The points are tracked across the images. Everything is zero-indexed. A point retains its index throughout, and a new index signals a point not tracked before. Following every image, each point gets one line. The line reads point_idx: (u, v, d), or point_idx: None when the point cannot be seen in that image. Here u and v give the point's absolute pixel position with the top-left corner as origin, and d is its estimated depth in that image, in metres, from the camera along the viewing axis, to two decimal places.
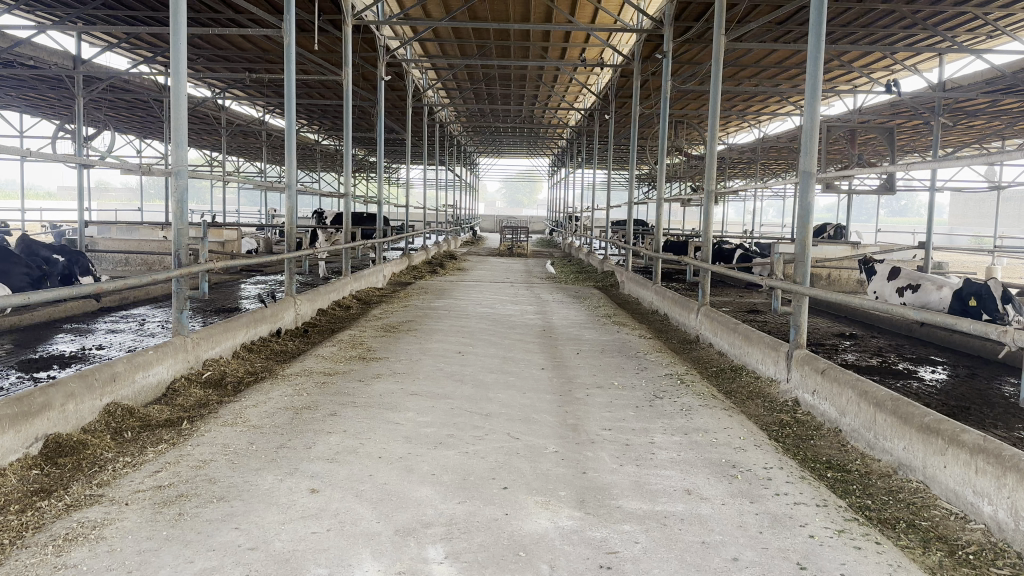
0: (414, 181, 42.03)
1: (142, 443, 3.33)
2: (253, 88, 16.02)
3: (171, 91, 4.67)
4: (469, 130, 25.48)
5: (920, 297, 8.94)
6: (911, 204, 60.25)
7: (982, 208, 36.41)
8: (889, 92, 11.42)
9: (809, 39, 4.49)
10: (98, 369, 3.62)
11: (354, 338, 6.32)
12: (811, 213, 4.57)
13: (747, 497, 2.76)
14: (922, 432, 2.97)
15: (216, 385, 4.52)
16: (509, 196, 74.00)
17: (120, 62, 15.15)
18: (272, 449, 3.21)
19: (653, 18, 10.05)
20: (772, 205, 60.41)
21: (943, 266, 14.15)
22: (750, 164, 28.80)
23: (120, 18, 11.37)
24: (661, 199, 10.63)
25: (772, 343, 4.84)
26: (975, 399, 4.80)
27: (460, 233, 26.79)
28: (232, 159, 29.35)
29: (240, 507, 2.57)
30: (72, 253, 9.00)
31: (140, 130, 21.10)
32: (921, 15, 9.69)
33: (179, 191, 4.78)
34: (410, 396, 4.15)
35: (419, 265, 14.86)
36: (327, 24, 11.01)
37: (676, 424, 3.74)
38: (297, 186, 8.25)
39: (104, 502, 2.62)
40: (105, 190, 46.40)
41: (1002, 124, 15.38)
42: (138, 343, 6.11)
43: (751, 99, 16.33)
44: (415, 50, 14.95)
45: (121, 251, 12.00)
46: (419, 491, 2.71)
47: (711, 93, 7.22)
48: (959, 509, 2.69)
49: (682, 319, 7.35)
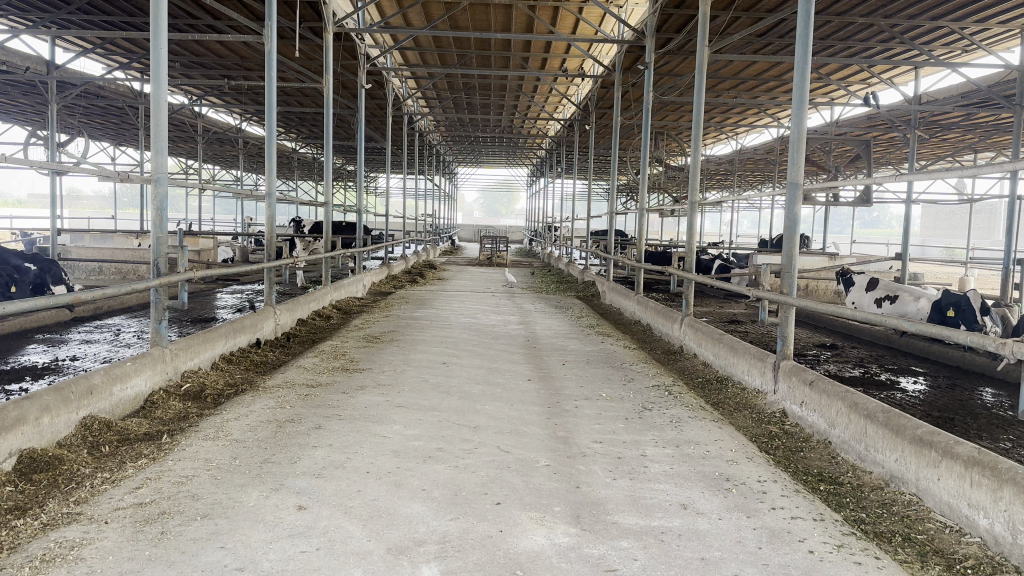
0: (393, 191, 41.92)
1: (121, 458, 3.21)
2: (232, 95, 15.83)
3: (151, 98, 4.57)
4: (449, 139, 25.49)
5: (898, 308, 9.08)
6: (883, 216, 61.59)
7: (952, 220, 37.36)
8: (866, 105, 11.66)
9: (796, 51, 4.54)
10: (74, 382, 3.49)
11: (336, 349, 6.22)
12: (798, 224, 4.60)
13: (743, 511, 2.73)
14: (915, 444, 2.98)
15: (195, 398, 4.39)
16: (489, 206, 74.18)
17: (94, 67, 14.88)
18: (256, 464, 3.11)
19: (636, 29, 10.13)
20: (749, 216, 61.37)
21: (917, 276, 14.45)
22: (727, 175, 29.23)
23: (95, 22, 11.17)
24: (643, 209, 10.67)
25: (758, 354, 4.85)
26: (958, 410, 4.86)
27: (439, 242, 26.71)
28: (208, 167, 29.01)
29: (225, 525, 2.48)
30: (45, 261, 8.76)
31: (114, 136, 20.74)
32: (897, 29, 9.88)
33: (157, 198, 4.66)
34: (396, 409, 4.07)
35: (399, 275, 14.74)
36: (308, 31, 10.93)
37: (667, 436, 3.71)
38: (277, 194, 8.12)
39: (82, 520, 2.51)
40: (76, 198, 45.57)
41: (975, 138, 15.76)
42: (113, 354, 5.94)
43: (730, 111, 16.57)
44: (396, 59, 14.89)
45: (94, 260, 11.72)
46: (409, 508, 2.64)
47: (695, 103, 7.25)
48: (953, 522, 2.70)
49: (665, 329, 7.36)
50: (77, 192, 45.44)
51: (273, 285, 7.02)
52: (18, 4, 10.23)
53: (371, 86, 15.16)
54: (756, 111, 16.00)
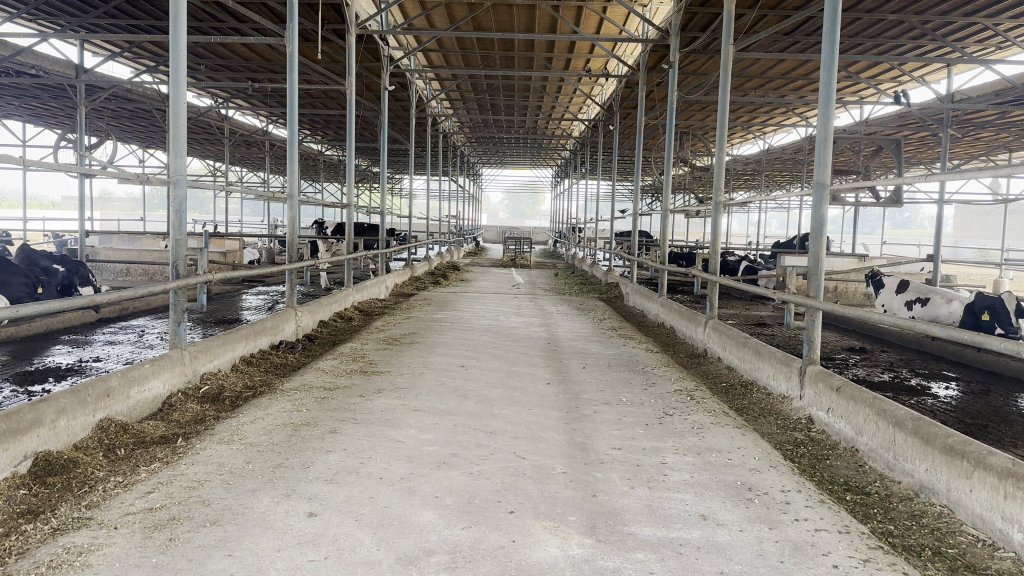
0: (418, 193, 42.14)
1: (135, 462, 3.22)
2: (257, 98, 16.02)
3: (171, 102, 4.61)
4: (472, 141, 25.53)
5: (930, 311, 8.81)
6: (915, 216, 60.36)
7: (986, 220, 36.45)
8: (897, 103, 11.37)
9: (823, 47, 4.40)
10: (91, 384, 3.52)
11: (356, 351, 6.20)
12: (825, 226, 4.46)
13: (766, 523, 2.63)
14: (946, 453, 2.85)
15: (213, 400, 4.40)
16: (512, 207, 74.31)
17: (123, 71, 15.17)
18: (269, 468, 3.09)
19: (659, 28, 10.00)
20: (776, 216, 60.58)
21: (951, 279, 14.05)
22: (754, 176, 28.82)
23: (123, 26, 11.36)
24: (667, 210, 10.51)
25: (784, 359, 4.71)
26: (992, 417, 4.67)
27: (463, 243, 26.74)
28: (235, 169, 29.44)
29: (234, 532, 2.45)
30: (72, 262, 8.95)
31: (143, 139, 21.12)
32: (930, 26, 9.62)
33: (178, 201, 4.69)
34: (412, 413, 4.03)
35: (422, 276, 14.76)
36: (331, 34, 11.01)
37: (688, 443, 3.61)
38: (299, 196, 8.13)
39: (92, 526, 2.50)
40: (108, 200, 46.73)
41: (1010, 136, 15.30)
42: (136, 355, 6.01)
43: (757, 110, 16.32)
44: (419, 61, 14.94)
45: (122, 261, 11.93)
46: (420, 516, 2.59)
47: (720, 101, 7.11)
48: (986, 536, 2.56)
49: (689, 332, 7.22)
50: (110, 193, 46.56)
51: (295, 286, 7.04)
52: (49, 9, 10.45)
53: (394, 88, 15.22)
54: (784, 110, 15.70)
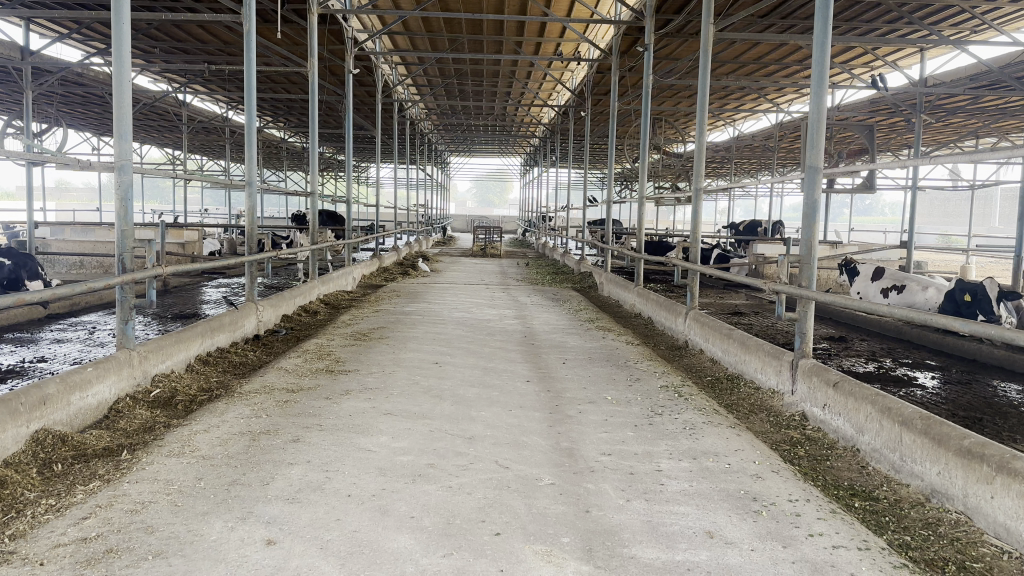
0: (386, 181, 41.52)
1: (72, 479, 2.84)
2: (216, 82, 15.36)
3: (114, 79, 4.17)
4: (442, 127, 25.15)
5: (906, 298, 8.79)
6: (876, 205, 62.13)
7: (947, 209, 37.77)
8: (872, 87, 11.36)
9: (816, 25, 4.18)
10: (25, 392, 3.11)
11: (321, 347, 5.84)
12: (818, 213, 4.26)
13: (778, 540, 2.40)
14: (962, 457, 2.65)
15: (165, 405, 4.01)
16: (481, 196, 74.49)
17: (72, 53, 14.40)
18: (222, 487, 2.74)
19: (635, 10, 9.78)
20: (742, 205, 61.83)
21: (921, 263, 14.22)
22: (724, 164, 29.08)
23: (68, 5, 10.68)
24: (642, 196, 10.22)
25: (774, 351, 4.50)
26: (985, 409, 4.55)
27: (432, 233, 26.32)
28: (196, 159, 28.45)
29: (181, 566, 2.12)
30: (20, 256, 8.32)
31: (98, 126, 20.21)
32: (906, 8, 9.54)
33: (121, 188, 4.21)
34: (383, 417, 3.72)
35: (391, 267, 14.36)
36: (293, 15, 10.50)
37: (682, 446, 3.37)
38: (258, 184, 7.64)
39: (13, 562, 2.14)
40: (63, 190, 44.83)
41: (980, 123, 15.50)
42: (85, 355, 5.57)
43: (729, 97, 16.31)
44: (385, 44, 14.48)
45: (73, 253, 11.22)
46: (394, 541, 2.29)
47: (704, 79, 6.81)
48: (1011, 547, 2.37)
49: (668, 322, 7.00)
50: (65, 185, 44.44)
51: (255, 279, 6.59)
52: None
53: (359, 72, 14.73)
54: (757, 97, 15.65)
